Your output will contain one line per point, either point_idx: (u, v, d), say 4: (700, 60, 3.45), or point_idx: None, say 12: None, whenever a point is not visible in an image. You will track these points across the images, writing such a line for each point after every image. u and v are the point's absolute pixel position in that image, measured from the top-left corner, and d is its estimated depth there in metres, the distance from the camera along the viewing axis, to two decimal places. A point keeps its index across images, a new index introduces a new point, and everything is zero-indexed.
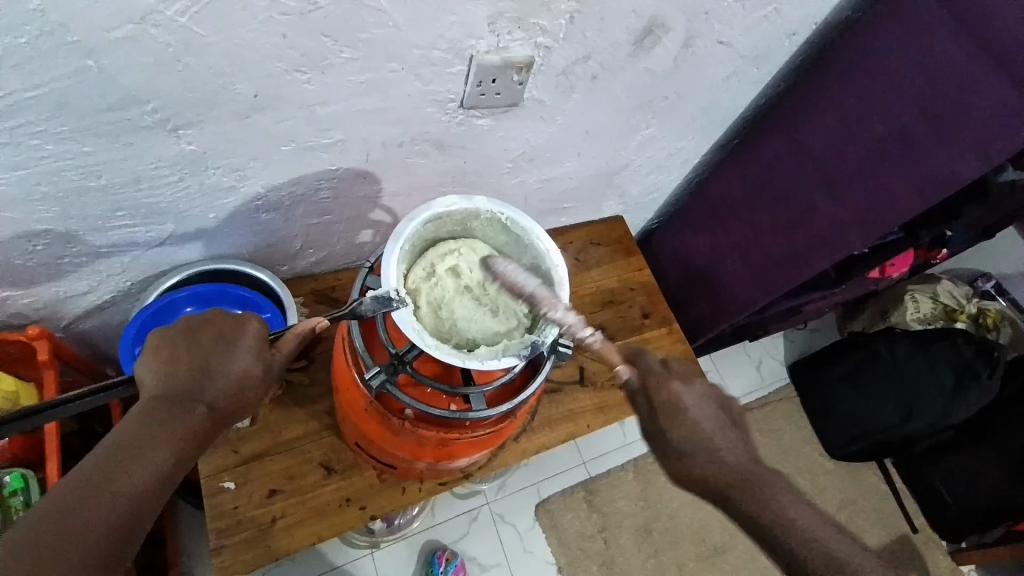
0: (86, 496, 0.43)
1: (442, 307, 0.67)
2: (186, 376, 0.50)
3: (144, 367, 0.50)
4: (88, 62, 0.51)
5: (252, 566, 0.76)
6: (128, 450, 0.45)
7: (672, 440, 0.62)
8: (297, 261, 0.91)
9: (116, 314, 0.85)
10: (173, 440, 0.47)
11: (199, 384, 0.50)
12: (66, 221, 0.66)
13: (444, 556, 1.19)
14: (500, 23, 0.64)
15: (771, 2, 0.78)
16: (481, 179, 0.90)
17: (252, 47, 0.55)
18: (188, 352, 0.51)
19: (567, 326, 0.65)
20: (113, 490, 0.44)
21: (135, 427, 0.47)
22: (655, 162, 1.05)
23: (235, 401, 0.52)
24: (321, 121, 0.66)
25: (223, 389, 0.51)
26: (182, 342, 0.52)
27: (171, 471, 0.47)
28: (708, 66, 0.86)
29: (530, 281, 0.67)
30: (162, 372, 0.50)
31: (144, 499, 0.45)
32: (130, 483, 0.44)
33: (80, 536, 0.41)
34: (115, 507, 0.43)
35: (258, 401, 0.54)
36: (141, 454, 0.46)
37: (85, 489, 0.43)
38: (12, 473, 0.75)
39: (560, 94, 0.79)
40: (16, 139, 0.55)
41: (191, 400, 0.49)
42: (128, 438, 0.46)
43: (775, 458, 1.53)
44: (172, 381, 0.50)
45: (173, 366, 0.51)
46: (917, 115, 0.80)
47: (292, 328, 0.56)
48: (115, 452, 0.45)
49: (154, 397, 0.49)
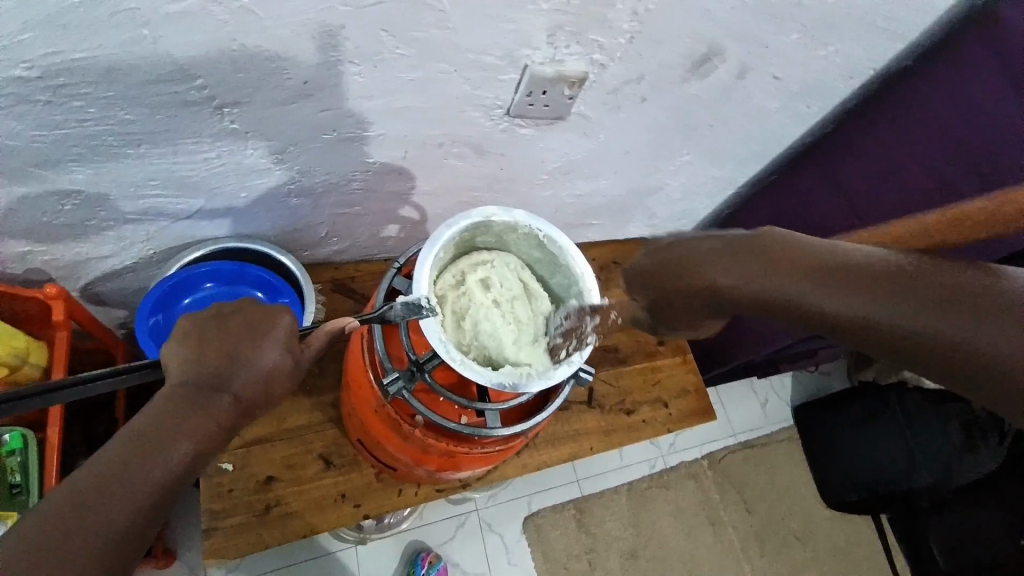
0: (98, 488, 0.38)
1: (467, 319, 0.67)
2: (212, 364, 0.45)
3: (170, 352, 0.46)
4: (143, 31, 0.50)
5: (243, 552, 0.75)
6: (147, 441, 0.41)
7: (711, 277, 0.55)
8: (319, 248, 0.90)
9: (135, 281, 0.84)
10: (194, 433, 0.42)
11: (223, 374, 0.45)
12: (99, 185, 0.65)
13: (428, 558, 1.18)
14: (559, 36, 0.62)
15: (832, 42, 0.76)
16: (514, 186, 0.89)
17: (305, 33, 0.54)
18: (219, 337, 0.47)
19: (576, 328, 0.67)
20: (126, 484, 0.39)
21: (155, 417, 0.42)
22: (690, 189, 1.03)
23: (262, 394, 0.47)
24: (364, 114, 0.66)
25: (252, 381, 0.46)
26: (212, 328, 0.48)
27: (189, 467, 0.42)
28: (758, 98, 0.83)
29: (570, 339, 0.66)
30: (189, 357, 0.45)
31: (158, 497, 0.40)
32: (145, 478, 0.40)
33: (87, 534, 0.37)
34: (127, 504, 0.39)
35: (283, 398, 0.49)
36: (160, 447, 0.41)
37: (96, 483, 0.39)
38: (12, 432, 0.72)
39: (607, 111, 0.77)
40: (58, 99, 0.54)
41: (214, 392, 0.44)
42: (148, 428, 0.41)
43: (768, 497, 1.52)
44: (197, 368, 0.45)
45: (202, 351, 0.46)
46: (968, 170, 0.82)
47: (323, 326, 0.53)
48: (131, 444, 0.40)
49: (178, 384, 0.44)
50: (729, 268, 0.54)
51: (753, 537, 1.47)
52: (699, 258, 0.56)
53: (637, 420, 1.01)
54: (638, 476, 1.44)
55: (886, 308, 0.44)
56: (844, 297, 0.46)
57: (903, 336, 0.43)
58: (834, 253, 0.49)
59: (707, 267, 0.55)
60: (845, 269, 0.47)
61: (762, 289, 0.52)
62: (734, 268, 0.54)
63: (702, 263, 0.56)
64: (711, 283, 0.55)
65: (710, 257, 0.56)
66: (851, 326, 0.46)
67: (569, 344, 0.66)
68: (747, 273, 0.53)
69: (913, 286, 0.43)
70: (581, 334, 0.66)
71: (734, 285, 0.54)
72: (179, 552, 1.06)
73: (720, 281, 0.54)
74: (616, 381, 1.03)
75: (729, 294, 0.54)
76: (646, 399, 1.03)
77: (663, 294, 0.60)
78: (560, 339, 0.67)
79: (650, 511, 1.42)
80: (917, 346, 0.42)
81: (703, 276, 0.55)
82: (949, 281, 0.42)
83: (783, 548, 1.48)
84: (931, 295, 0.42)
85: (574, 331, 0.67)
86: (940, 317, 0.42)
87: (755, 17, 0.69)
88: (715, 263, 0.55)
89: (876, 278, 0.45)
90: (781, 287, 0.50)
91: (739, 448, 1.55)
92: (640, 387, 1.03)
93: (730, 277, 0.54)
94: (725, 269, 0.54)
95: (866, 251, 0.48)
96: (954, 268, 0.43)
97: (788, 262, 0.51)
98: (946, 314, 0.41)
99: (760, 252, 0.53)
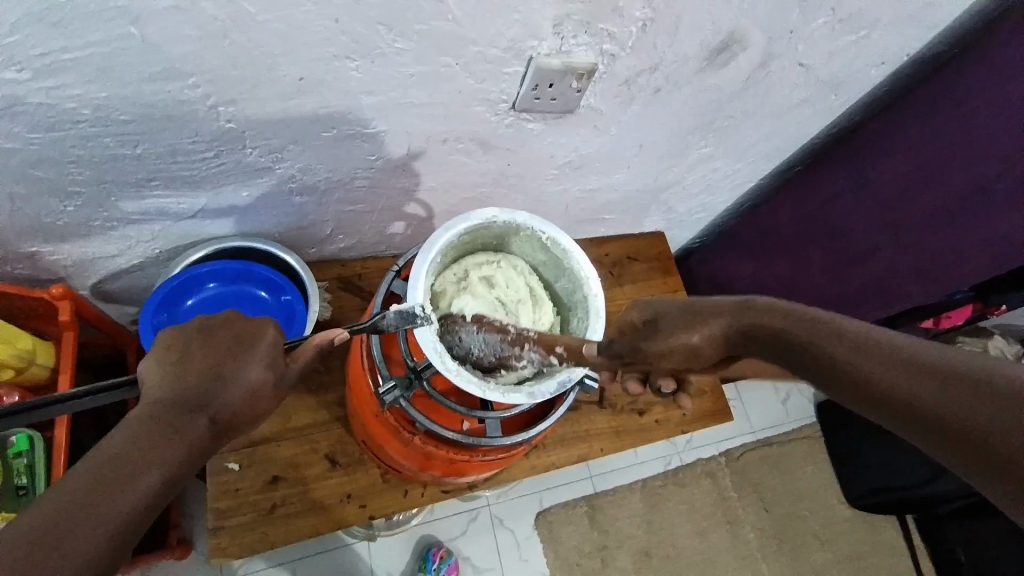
0: (66, 522, 0.35)
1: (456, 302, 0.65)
2: (193, 382, 0.44)
3: (151, 369, 0.45)
4: (131, 29, 0.48)
5: (247, 551, 0.76)
6: (118, 467, 0.38)
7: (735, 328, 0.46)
8: (325, 245, 0.89)
9: (143, 279, 0.84)
10: (169, 458, 0.40)
11: (203, 394, 0.43)
12: (100, 185, 0.64)
13: (439, 553, 1.17)
14: (567, 26, 0.59)
15: (863, 27, 0.71)
16: (522, 182, 0.86)
17: (301, 27, 0.52)
18: (202, 354, 0.46)
19: (520, 339, 0.62)
20: (97, 513, 0.36)
21: (127, 440, 0.39)
22: (708, 182, 0.99)
23: (242, 414, 0.45)
24: (365, 111, 0.63)
25: (232, 400, 0.44)
26: (195, 345, 0.46)
27: (163, 492, 0.39)
28: (782, 89, 0.79)
29: (501, 348, 0.62)
30: (169, 375, 0.44)
31: (131, 526, 0.37)
32: (115, 508, 0.37)
33: (52, 569, 0.34)
34: (97, 535, 0.36)
35: (267, 417, 0.48)
36: (133, 474, 0.38)
37: (64, 512, 0.35)
38: (19, 434, 0.73)
39: (619, 104, 0.74)
40: (51, 101, 0.53)
41: (193, 412, 0.43)
42: (119, 452, 0.39)
43: (788, 496, 1.49)
44: (177, 386, 0.43)
45: (184, 368, 0.45)
46: (1003, 169, 0.75)
47: (311, 339, 0.51)
48: (102, 470, 0.38)
49: (155, 404, 0.42)
50: (753, 318, 0.46)
51: (771, 538, 1.44)
52: (724, 312, 0.47)
53: (649, 421, 0.98)
54: (651, 474, 1.42)
55: (884, 370, 0.40)
56: (844, 351, 0.41)
57: (927, 411, 0.38)
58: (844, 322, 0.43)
59: (730, 316, 0.46)
60: (845, 329, 0.42)
61: (789, 339, 0.44)
62: (765, 314, 0.45)
63: (728, 314, 0.46)
64: (730, 329, 0.46)
65: (730, 312, 0.46)
66: (885, 398, 0.39)
67: (510, 350, 0.62)
68: (781, 323, 0.45)
69: (898, 349, 0.40)
70: (528, 347, 0.61)
71: (764, 332, 0.45)
72: (194, 543, 1.08)
73: (735, 330, 0.46)
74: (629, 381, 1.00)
75: (763, 340, 0.45)
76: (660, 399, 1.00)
77: (687, 320, 0.47)
78: (502, 349, 0.62)
79: (664, 509, 1.40)
80: (930, 420, 0.38)
81: (727, 312, 0.46)
82: (944, 363, 0.39)
83: (802, 548, 1.45)
84: (952, 375, 0.38)
85: (509, 338, 0.62)
86: (954, 400, 0.37)
87: (779, 3, 0.64)
88: (777, 311, 0.45)
89: (868, 345, 0.41)
90: (798, 337, 0.43)
91: (757, 446, 1.51)
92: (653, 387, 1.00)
93: (762, 320, 0.45)
94: (770, 314, 0.45)
95: (874, 329, 0.42)
96: (953, 362, 0.39)
97: (803, 315, 0.44)
98: (946, 391, 0.38)
99: (795, 311, 0.45)
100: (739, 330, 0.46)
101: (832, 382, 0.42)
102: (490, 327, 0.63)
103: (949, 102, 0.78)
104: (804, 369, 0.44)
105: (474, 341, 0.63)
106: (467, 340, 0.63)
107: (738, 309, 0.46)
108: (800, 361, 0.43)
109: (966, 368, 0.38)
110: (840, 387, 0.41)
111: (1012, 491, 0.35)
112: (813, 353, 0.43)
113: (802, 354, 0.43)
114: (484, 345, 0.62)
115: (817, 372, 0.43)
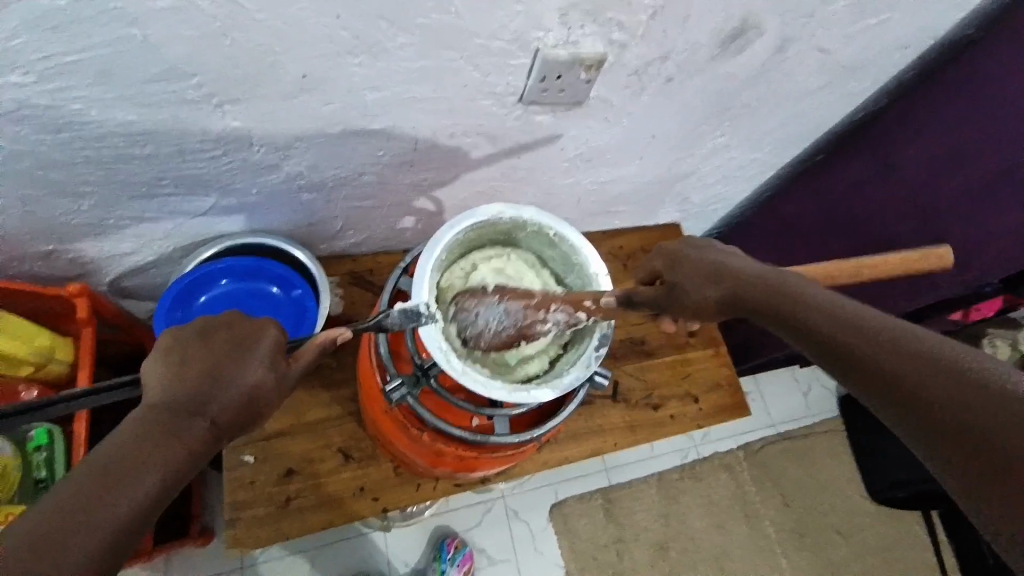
0: (68, 522, 0.36)
1: (473, 274, 0.67)
2: (192, 384, 0.44)
3: (151, 371, 0.45)
4: (132, 30, 0.48)
5: (263, 543, 0.77)
6: (119, 469, 0.39)
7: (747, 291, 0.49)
8: (336, 241, 0.89)
9: (159, 276, 0.86)
10: (169, 460, 0.41)
11: (202, 396, 0.44)
12: (111, 185, 0.65)
13: (453, 544, 1.18)
14: (573, 15, 0.57)
15: (888, 8, 0.68)
16: (533, 175, 0.84)
17: (300, 24, 0.51)
18: (202, 355, 0.46)
19: (540, 306, 0.62)
20: (95, 515, 0.36)
21: (127, 442, 0.40)
22: (726, 172, 0.97)
23: (240, 416, 0.46)
24: (370, 106, 0.63)
25: (230, 402, 0.45)
26: (195, 347, 0.47)
27: (164, 492, 0.40)
28: (801, 75, 0.76)
29: (521, 315, 0.62)
30: (168, 378, 0.44)
31: (132, 526, 0.38)
32: (116, 509, 0.37)
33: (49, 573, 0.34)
34: (98, 535, 0.36)
35: (267, 418, 0.48)
36: (134, 474, 0.39)
37: (63, 515, 0.36)
38: (39, 429, 0.76)
39: (630, 94, 0.72)
40: (58, 103, 0.53)
41: (192, 414, 0.43)
42: (119, 455, 0.39)
43: (808, 491, 1.46)
44: (177, 388, 0.44)
45: (183, 369, 0.45)
46: None
47: (313, 339, 0.52)
48: (101, 473, 0.38)
49: (155, 406, 0.43)
50: (737, 280, 0.51)
51: (790, 533, 1.42)
52: (718, 272, 0.53)
53: (664, 416, 0.97)
54: (668, 467, 1.41)
55: (863, 345, 0.39)
56: (826, 326, 0.42)
57: (926, 399, 0.35)
58: (838, 304, 0.43)
59: (726, 283, 0.51)
60: (837, 308, 0.43)
61: (782, 305, 0.46)
62: (764, 285, 0.48)
63: (723, 271, 0.52)
64: (719, 295, 0.51)
65: (727, 265, 0.53)
66: (858, 370, 0.38)
67: (531, 317, 0.62)
68: (770, 298, 0.47)
69: (882, 327, 0.39)
70: (550, 311, 0.61)
71: (756, 294, 0.48)
72: (215, 531, 1.10)
73: (719, 294, 0.51)
74: (643, 375, 0.98)
75: (750, 304, 0.49)
76: (675, 394, 0.99)
77: (691, 282, 0.54)
78: (522, 318, 0.62)
79: (680, 502, 1.38)
80: (900, 396, 0.36)
81: (729, 282, 0.51)
82: (930, 348, 0.36)
83: (822, 543, 1.42)
84: (934, 357, 0.36)
85: (529, 304, 0.62)
86: (931, 380, 0.35)
87: None
88: (776, 289, 0.47)
89: (851, 323, 0.41)
90: (786, 309, 0.45)
91: (776, 439, 1.48)
92: (668, 381, 0.99)
93: (757, 291, 0.48)
94: (764, 290, 0.48)
95: (868, 313, 0.41)
96: (943, 348, 0.36)
97: (801, 295, 0.45)
98: (924, 372, 0.35)
99: (792, 289, 0.47)
100: (736, 293, 0.50)
101: (816, 351, 0.42)
102: (510, 298, 0.63)
103: (980, 86, 0.74)
104: (793, 335, 0.45)
105: (495, 315, 0.63)
106: (486, 313, 0.63)
107: (732, 272, 0.51)
108: (790, 329, 0.45)
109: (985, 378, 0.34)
110: (823, 358, 0.41)
111: (1005, 495, 0.30)
112: (800, 323, 0.44)
113: (791, 315, 0.45)
114: (504, 317, 0.63)
115: (803, 340, 0.44)
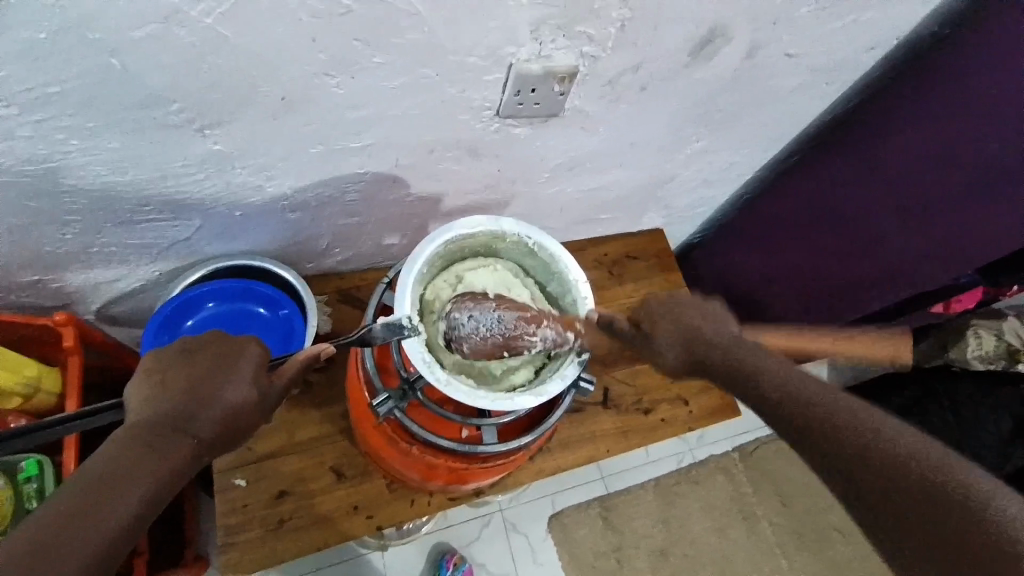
0: (62, 528, 0.36)
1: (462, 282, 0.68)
2: (178, 398, 0.45)
3: (134, 391, 0.46)
4: (111, 60, 0.49)
5: (257, 566, 0.77)
6: (110, 478, 0.39)
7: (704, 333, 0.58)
8: (323, 259, 0.90)
9: (146, 301, 0.86)
10: (159, 469, 0.41)
11: (189, 409, 0.45)
12: (95, 212, 0.65)
13: (452, 560, 1.17)
14: (544, 31, 0.59)
15: (850, 13, 0.71)
16: (515, 187, 0.86)
17: (279, 48, 0.52)
18: (185, 372, 0.47)
19: (536, 322, 0.63)
20: (90, 520, 0.37)
21: (117, 455, 0.40)
22: (705, 176, 0.99)
23: (226, 430, 0.46)
24: (351, 125, 0.64)
25: (216, 417, 0.46)
26: (178, 365, 0.48)
27: (154, 501, 0.40)
28: (771, 79, 0.78)
29: (513, 326, 0.62)
30: (153, 395, 0.45)
31: (125, 532, 0.38)
32: (110, 514, 0.38)
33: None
34: (93, 539, 0.36)
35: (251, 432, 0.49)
36: (125, 483, 0.39)
37: (58, 521, 0.36)
38: (29, 460, 0.75)
39: (605, 104, 0.74)
40: (41, 134, 0.54)
41: (180, 427, 0.44)
42: (109, 467, 0.40)
43: (805, 490, 1.47)
44: (162, 404, 0.45)
45: (166, 387, 0.46)
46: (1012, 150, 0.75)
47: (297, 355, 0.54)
48: (93, 483, 0.38)
49: (142, 421, 0.43)
50: (692, 331, 0.59)
51: (789, 533, 1.42)
52: (678, 317, 0.60)
53: (655, 420, 0.98)
54: (664, 472, 1.41)
55: (773, 392, 0.49)
56: (750, 376, 0.52)
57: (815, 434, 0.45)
58: (757, 360, 0.53)
59: (680, 335, 0.59)
60: (758, 363, 0.53)
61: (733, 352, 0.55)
62: (715, 334, 0.58)
63: (681, 317, 0.61)
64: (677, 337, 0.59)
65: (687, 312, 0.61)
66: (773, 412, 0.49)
67: (524, 330, 0.63)
68: (719, 352, 0.56)
69: (789, 376, 0.50)
70: (542, 328, 0.63)
71: (712, 343, 0.57)
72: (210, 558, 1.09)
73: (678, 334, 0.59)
74: (632, 380, 0.99)
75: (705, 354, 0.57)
76: (666, 397, 0.99)
77: (655, 327, 0.61)
78: (513, 328, 0.63)
79: (679, 507, 1.39)
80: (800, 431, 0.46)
81: (681, 334, 0.59)
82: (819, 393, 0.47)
83: (820, 541, 1.43)
84: (820, 398, 0.47)
85: (524, 317, 0.63)
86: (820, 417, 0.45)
87: None
88: (720, 346, 0.56)
89: (764, 374, 0.51)
90: (725, 361, 0.55)
91: (771, 439, 1.49)
92: (658, 385, 1.00)
93: (710, 333, 0.58)
94: (710, 345, 0.57)
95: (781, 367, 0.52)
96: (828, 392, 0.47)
97: (733, 351, 0.55)
98: (813, 410, 0.46)
99: (733, 343, 0.56)
100: (692, 338, 0.58)
101: (750, 395, 0.52)
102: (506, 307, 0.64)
103: (944, 84, 0.77)
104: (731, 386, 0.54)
105: (488, 320, 0.63)
106: (479, 318, 0.63)
107: (690, 324, 0.59)
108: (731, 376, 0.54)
109: (909, 455, 0.40)
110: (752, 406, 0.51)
111: (881, 511, 0.39)
112: (735, 374, 0.53)
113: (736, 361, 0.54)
114: (496, 324, 0.62)
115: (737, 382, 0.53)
